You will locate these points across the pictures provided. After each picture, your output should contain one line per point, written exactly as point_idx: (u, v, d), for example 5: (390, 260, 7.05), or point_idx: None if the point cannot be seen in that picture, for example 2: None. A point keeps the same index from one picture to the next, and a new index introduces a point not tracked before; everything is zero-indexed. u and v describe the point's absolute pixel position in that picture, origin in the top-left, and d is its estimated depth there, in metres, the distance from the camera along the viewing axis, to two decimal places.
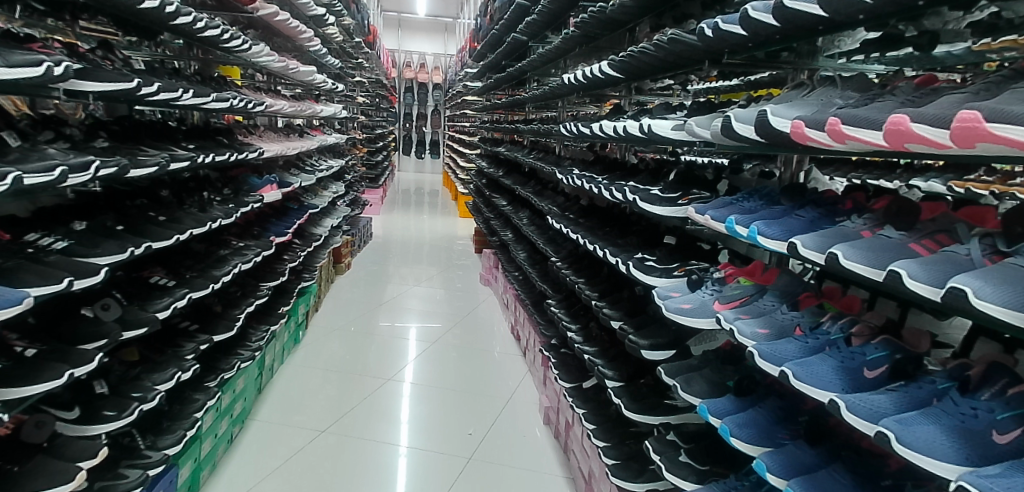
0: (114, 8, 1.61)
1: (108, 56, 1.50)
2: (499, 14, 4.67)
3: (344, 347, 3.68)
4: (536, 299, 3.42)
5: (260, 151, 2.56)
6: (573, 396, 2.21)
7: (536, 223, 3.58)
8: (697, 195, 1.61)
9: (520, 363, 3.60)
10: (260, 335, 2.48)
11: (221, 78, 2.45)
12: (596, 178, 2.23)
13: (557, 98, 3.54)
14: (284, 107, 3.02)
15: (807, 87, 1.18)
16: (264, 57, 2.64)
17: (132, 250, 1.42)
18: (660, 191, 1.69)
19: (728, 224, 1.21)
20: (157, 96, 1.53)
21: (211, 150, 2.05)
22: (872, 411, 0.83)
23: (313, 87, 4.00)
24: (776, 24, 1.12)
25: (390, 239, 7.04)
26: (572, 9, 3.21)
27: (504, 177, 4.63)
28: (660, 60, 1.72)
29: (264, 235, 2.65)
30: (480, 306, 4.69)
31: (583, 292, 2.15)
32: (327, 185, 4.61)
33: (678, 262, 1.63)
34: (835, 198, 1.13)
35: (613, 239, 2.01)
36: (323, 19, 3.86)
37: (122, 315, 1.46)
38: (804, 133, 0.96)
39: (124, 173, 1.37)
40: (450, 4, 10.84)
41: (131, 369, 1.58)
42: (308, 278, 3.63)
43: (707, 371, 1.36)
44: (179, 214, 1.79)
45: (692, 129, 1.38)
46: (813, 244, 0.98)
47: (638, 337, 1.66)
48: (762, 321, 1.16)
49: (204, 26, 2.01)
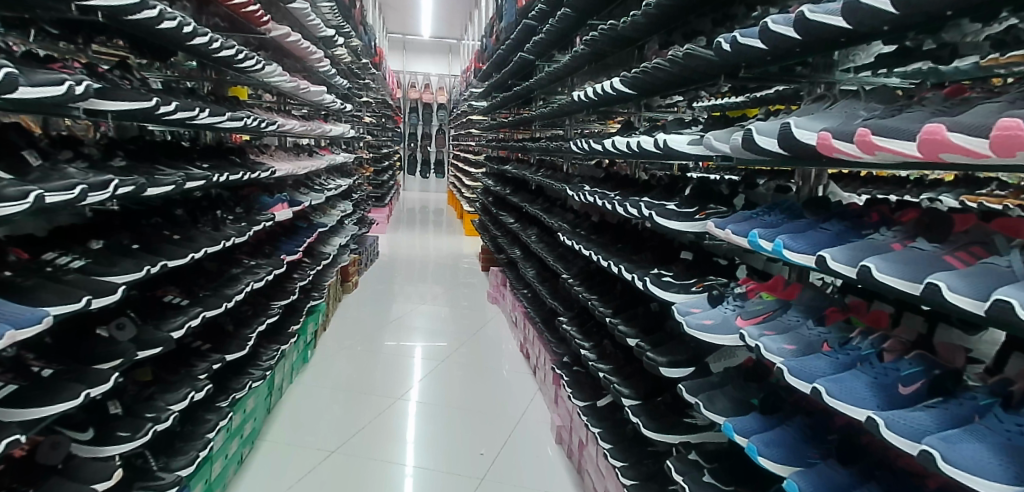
0: (132, 28, 1.62)
1: (126, 76, 1.51)
2: (505, 34, 4.74)
3: (352, 366, 3.66)
4: (545, 316, 3.41)
5: (271, 170, 2.57)
6: (588, 415, 2.18)
7: (545, 240, 3.57)
8: (714, 210, 1.59)
9: (530, 382, 3.57)
10: (271, 355, 2.47)
11: (233, 98, 2.47)
12: (608, 194, 2.22)
13: (564, 116, 3.56)
14: (295, 126, 3.05)
15: (830, 100, 1.16)
16: (277, 77, 2.67)
17: (148, 269, 1.42)
18: (676, 206, 1.67)
19: (752, 239, 1.20)
20: (173, 115, 1.54)
21: (224, 169, 2.06)
22: (913, 429, 0.80)
23: (322, 107, 4.03)
24: (797, 37, 1.12)
25: (396, 258, 7.05)
26: (579, 28, 3.25)
27: (511, 195, 4.63)
28: (673, 77, 1.72)
29: (275, 253, 2.65)
30: (487, 325, 4.67)
31: (597, 309, 2.13)
32: (335, 204, 4.63)
33: (695, 278, 1.62)
34: (860, 210, 1.12)
35: (627, 255, 2.00)
36: (332, 39, 3.91)
37: (137, 335, 1.44)
38: (831, 145, 0.94)
39: (142, 192, 1.37)
40: (454, 26, 11.01)
41: (145, 389, 1.55)
42: (317, 296, 3.62)
43: (730, 388, 1.34)
44: (193, 233, 1.79)
45: (711, 143, 1.36)
46: (843, 257, 0.96)
47: (656, 354, 1.64)
48: (788, 337, 1.14)
49: (219, 46, 2.04)
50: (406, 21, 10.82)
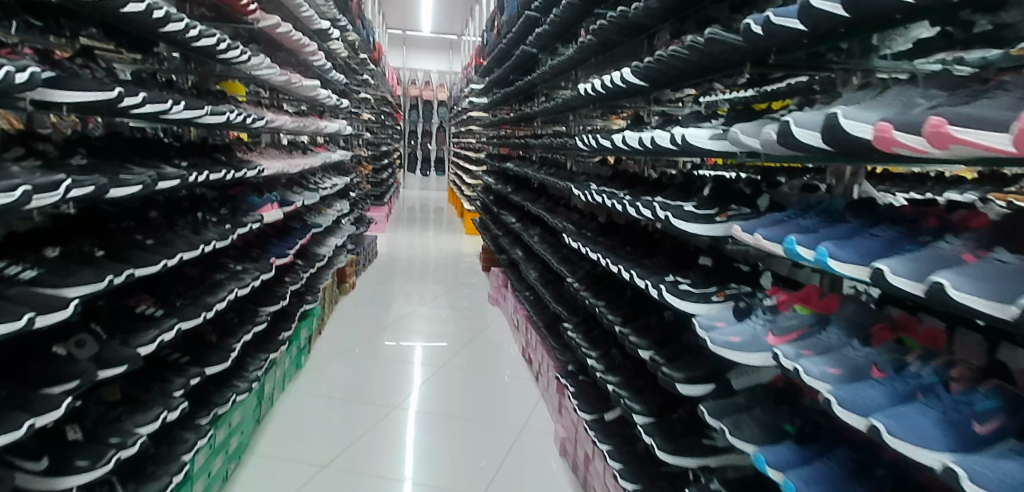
0: (96, 12, 1.47)
1: (89, 66, 1.36)
2: (507, 28, 4.59)
3: (348, 373, 3.53)
4: (548, 321, 3.26)
5: (259, 168, 2.43)
6: (595, 430, 2.04)
7: (548, 240, 3.42)
8: (737, 211, 1.45)
9: (532, 389, 3.43)
10: (259, 365, 2.33)
11: (220, 93, 2.34)
12: (616, 193, 2.08)
13: (568, 111, 3.42)
14: (287, 123, 2.91)
15: (879, 88, 1.02)
16: (267, 71, 2.53)
17: (110, 279, 1.27)
18: (695, 207, 1.52)
19: (788, 246, 1.06)
20: (142, 108, 1.39)
21: (205, 167, 1.92)
22: (1001, 482, 0.67)
23: (317, 104, 3.90)
24: (845, 15, 0.96)
25: (395, 258, 6.91)
26: (585, 18, 3.10)
27: (513, 194, 4.49)
28: (691, 66, 1.58)
29: (264, 256, 2.51)
30: (489, 327, 4.53)
31: (605, 317, 1.99)
32: (331, 204, 4.50)
33: (716, 286, 1.48)
34: (914, 214, 0.98)
35: (639, 260, 1.85)
36: (328, 33, 3.77)
37: (99, 352, 1.30)
38: (892, 137, 0.81)
39: (103, 193, 1.23)
40: (454, 22, 10.86)
41: (111, 409, 1.42)
42: (311, 301, 3.49)
43: (758, 412, 1.21)
44: (169, 237, 1.65)
45: (737, 137, 1.22)
46: (904, 270, 0.82)
47: (673, 369, 1.50)
48: (831, 359, 1.00)
49: (201, 35, 1.90)
50: (405, 16, 10.67)
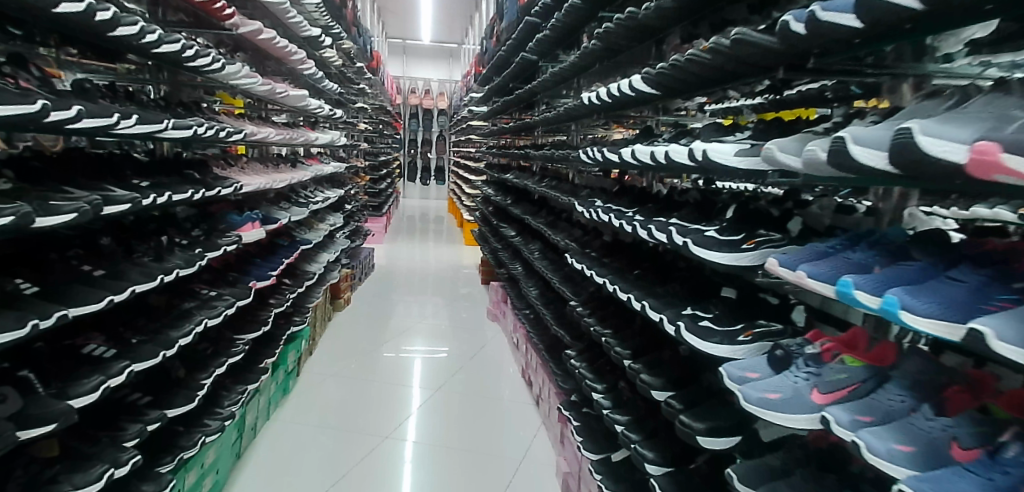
0: (27, 13, 1.26)
1: (18, 75, 1.18)
2: (507, 34, 4.42)
3: (338, 397, 3.32)
4: (550, 342, 3.06)
5: (236, 185, 2.24)
6: (601, 473, 1.85)
7: (550, 257, 3.23)
8: (765, 237, 1.27)
9: (533, 414, 3.22)
10: (234, 399, 2.15)
11: (193, 105, 2.15)
12: (624, 211, 1.89)
13: (571, 120, 3.23)
14: (271, 134, 2.73)
15: (955, 96, 0.83)
16: (247, 80, 2.35)
17: (35, 323, 1.07)
18: (716, 232, 1.34)
19: (842, 289, 0.87)
20: (79, 123, 1.16)
21: (167, 187, 1.67)
22: None
23: (308, 114, 3.72)
24: (918, 6, 0.77)
25: (393, 270, 6.72)
26: (589, 22, 2.92)
27: (512, 206, 4.30)
28: (713, 71, 1.39)
29: (243, 279, 2.32)
30: (489, 345, 4.32)
31: (612, 348, 1.80)
32: (323, 218, 4.31)
33: (742, 322, 1.29)
34: (1002, 253, 0.80)
35: (651, 287, 1.67)
36: (319, 40, 3.59)
37: (24, 408, 1.11)
38: (1002, 162, 0.64)
39: (27, 222, 1.03)
40: (454, 30, 10.71)
41: (45, 470, 1.23)
42: (298, 322, 3.29)
43: (798, 480, 1.02)
44: (121, 267, 1.46)
45: (773, 155, 1.04)
46: (1015, 335, 0.63)
47: (691, 417, 1.31)
48: (900, 432, 0.81)
49: (163, 42, 1.69)
50: (405, 25, 10.52)
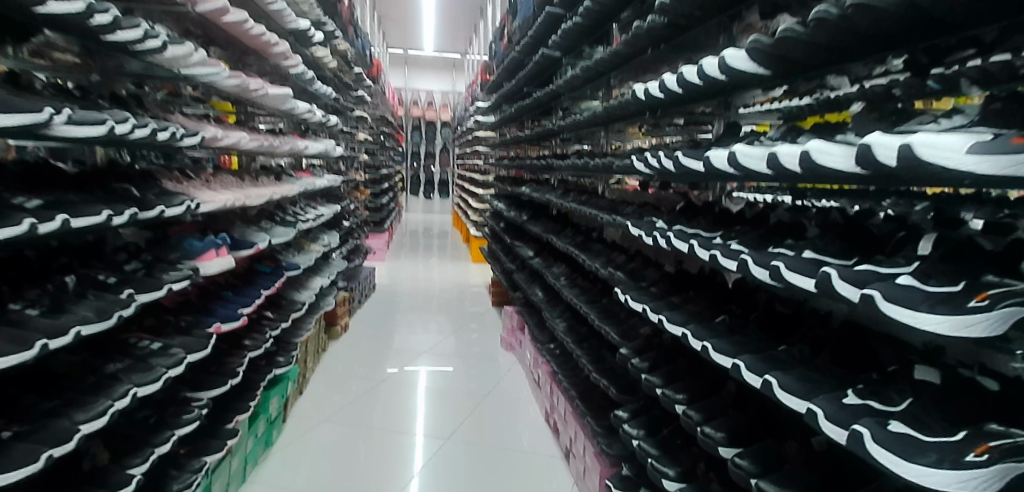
0: None
1: None
2: (522, 31, 3.95)
3: (330, 449, 2.78)
4: (583, 387, 2.54)
5: (195, 201, 1.75)
6: None
7: (581, 283, 2.73)
8: (1001, 287, 0.77)
9: (563, 472, 2.68)
10: (186, 481, 1.64)
11: (131, 100, 1.65)
12: (704, 235, 1.40)
13: (601, 124, 2.74)
14: (244, 140, 2.24)
15: None
16: (207, 70, 1.79)
17: None
18: (906, 277, 0.83)
19: None
20: None
21: (66, 207, 1.17)
22: None
23: (296, 120, 3.24)
24: None
25: (397, 289, 6.22)
26: (627, 7, 2.44)
27: (529, 223, 3.81)
28: (905, 12, 0.88)
29: (203, 323, 1.83)
30: (505, 379, 3.78)
31: (696, 427, 1.29)
32: (317, 237, 3.82)
33: (963, 429, 0.78)
34: None
35: (760, 346, 1.16)
36: (307, 36, 3.13)
37: None
38: None
39: None
40: (458, 40, 10.29)
41: None
42: (284, 362, 2.79)
43: None
44: None
45: None
46: None
47: None
48: None
49: (82, 9, 1.18)
50: (406, 35, 10.11)
